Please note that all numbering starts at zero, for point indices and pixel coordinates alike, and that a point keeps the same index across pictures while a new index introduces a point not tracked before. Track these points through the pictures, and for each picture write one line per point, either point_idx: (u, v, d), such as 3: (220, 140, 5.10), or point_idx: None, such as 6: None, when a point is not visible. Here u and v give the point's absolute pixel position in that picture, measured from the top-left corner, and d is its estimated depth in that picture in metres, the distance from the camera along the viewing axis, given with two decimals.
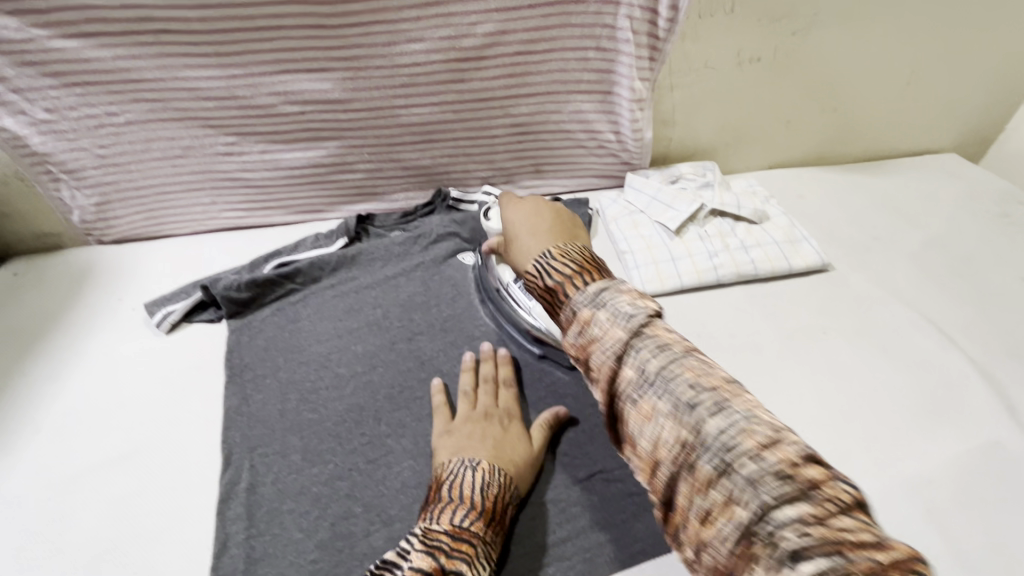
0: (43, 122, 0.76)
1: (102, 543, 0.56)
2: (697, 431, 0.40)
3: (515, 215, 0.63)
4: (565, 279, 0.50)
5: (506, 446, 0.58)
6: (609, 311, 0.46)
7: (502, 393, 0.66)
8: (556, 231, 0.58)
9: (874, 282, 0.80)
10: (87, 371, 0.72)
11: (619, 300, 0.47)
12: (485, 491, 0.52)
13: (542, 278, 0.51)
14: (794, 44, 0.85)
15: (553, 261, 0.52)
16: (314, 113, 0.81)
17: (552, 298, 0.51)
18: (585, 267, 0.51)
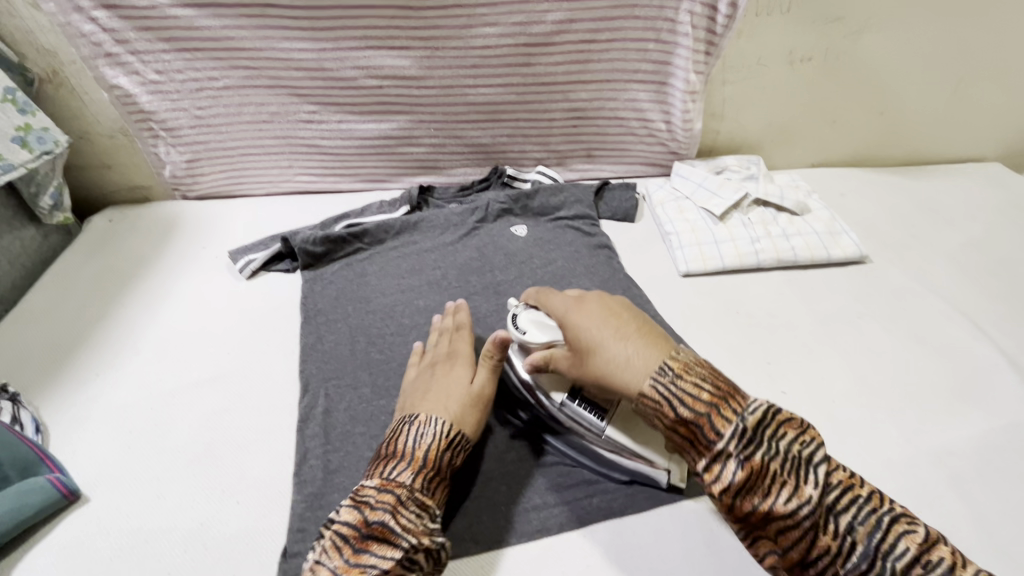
0: (153, 82, 0.85)
1: (194, 449, 0.63)
2: (887, 565, 0.42)
3: (586, 318, 0.56)
4: (705, 408, 0.48)
5: (450, 395, 0.61)
6: (765, 452, 0.45)
7: (455, 345, 0.67)
8: (656, 336, 0.54)
9: (910, 275, 0.83)
10: (179, 306, 0.80)
11: (772, 433, 0.46)
12: (417, 444, 0.55)
13: (673, 408, 0.48)
14: (845, 45, 0.89)
15: (680, 386, 0.49)
16: (390, 88, 0.88)
17: (689, 434, 0.48)
18: (720, 390, 0.49)
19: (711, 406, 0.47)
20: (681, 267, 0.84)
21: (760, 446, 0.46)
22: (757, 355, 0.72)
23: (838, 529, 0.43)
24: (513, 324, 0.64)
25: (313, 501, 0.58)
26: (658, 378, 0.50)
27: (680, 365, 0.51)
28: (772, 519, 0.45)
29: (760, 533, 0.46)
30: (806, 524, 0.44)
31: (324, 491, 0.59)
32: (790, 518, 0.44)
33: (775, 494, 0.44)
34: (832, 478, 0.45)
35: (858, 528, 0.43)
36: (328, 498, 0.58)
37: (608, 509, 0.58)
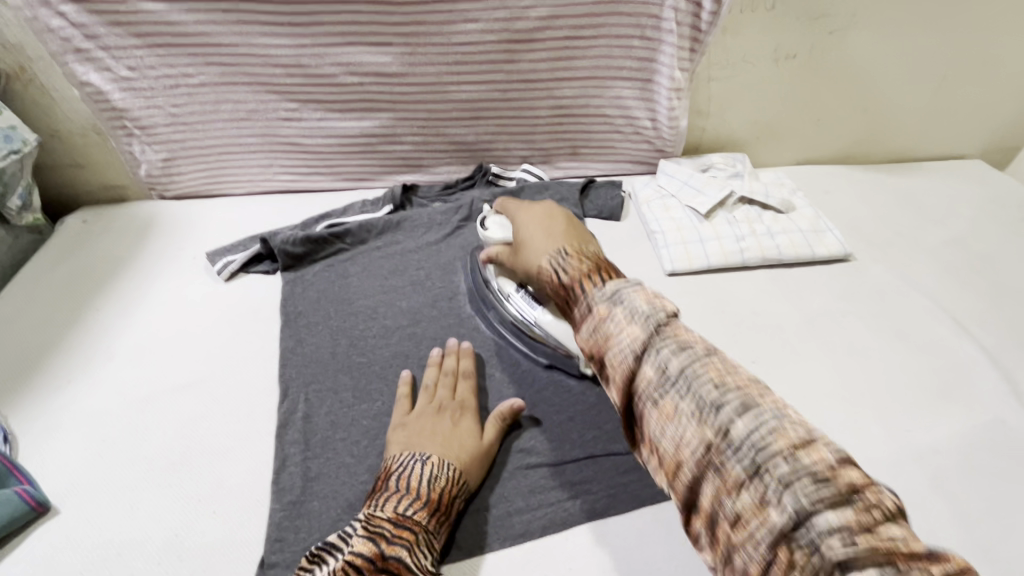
0: (125, 79, 0.82)
1: (170, 456, 0.61)
2: (701, 402, 0.38)
3: (528, 221, 0.60)
4: (579, 275, 0.48)
5: (457, 438, 0.59)
6: (614, 304, 0.44)
7: (459, 385, 0.66)
8: (571, 232, 0.55)
9: (893, 273, 0.83)
10: (154, 310, 0.78)
11: (627, 292, 0.45)
12: (432, 484, 0.54)
13: (557, 276, 0.50)
14: (830, 42, 0.89)
15: (571, 263, 0.50)
16: (371, 85, 0.86)
17: (566, 301, 0.49)
18: (599, 267, 0.49)
19: (585, 275, 0.48)
20: (666, 266, 0.83)
21: (614, 299, 0.44)
22: (742, 354, 0.72)
23: (663, 368, 0.40)
24: (479, 225, 0.75)
25: (292, 510, 0.56)
26: (552, 258, 0.52)
27: (579, 251, 0.52)
28: (607, 359, 0.44)
29: (606, 380, 0.45)
30: (631, 363, 0.42)
31: (303, 500, 0.57)
32: (619, 355, 0.42)
33: (613, 335, 0.43)
34: (671, 329, 0.42)
35: (676, 366, 0.40)
36: (307, 506, 0.57)
37: (592, 511, 0.57)
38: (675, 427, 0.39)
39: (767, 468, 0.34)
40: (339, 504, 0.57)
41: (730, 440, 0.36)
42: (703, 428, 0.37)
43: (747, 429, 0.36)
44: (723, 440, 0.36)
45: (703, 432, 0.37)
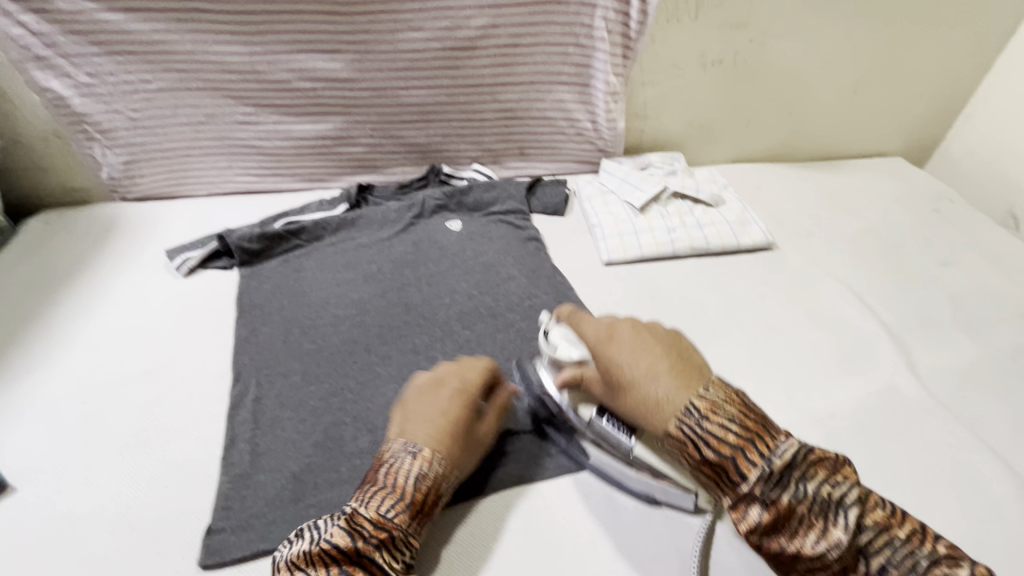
0: (85, 85, 0.86)
1: (125, 439, 0.65)
2: None
3: (621, 350, 0.56)
4: (731, 451, 0.49)
5: (456, 430, 0.58)
6: (792, 493, 0.47)
7: (472, 378, 0.63)
8: (681, 372, 0.54)
9: (810, 260, 0.90)
10: (114, 305, 0.82)
11: (802, 475, 0.47)
12: (418, 484, 0.53)
13: (699, 450, 0.50)
14: (751, 49, 0.97)
15: (705, 427, 0.50)
16: (325, 90, 0.91)
17: (719, 473, 0.50)
18: (747, 430, 0.50)
19: (737, 449, 0.49)
20: (603, 256, 0.89)
21: (789, 487, 0.47)
22: None
23: (870, 568, 0.45)
24: (546, 339, 0.67)
25: (239, 482, 0.60)
26: (684, 420, 0.51)
27: (707, 404, 0.51)
28: (798, 555, 0.47)
29: (795, 566, 0.49)
30: (836, 564, 0.46)
31: (250, 472, 0.61)
32: (817, 556, 0.46)
33: (805, 537, 0.46)
34: (866, 516, 0.46)
35: (891, 571, 0.44)
36: (254, 478, 0.61)
37: (519, 478, 0.63)
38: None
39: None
40: (284, 476, 0.61)
41: None
42: None
43: None
44: None
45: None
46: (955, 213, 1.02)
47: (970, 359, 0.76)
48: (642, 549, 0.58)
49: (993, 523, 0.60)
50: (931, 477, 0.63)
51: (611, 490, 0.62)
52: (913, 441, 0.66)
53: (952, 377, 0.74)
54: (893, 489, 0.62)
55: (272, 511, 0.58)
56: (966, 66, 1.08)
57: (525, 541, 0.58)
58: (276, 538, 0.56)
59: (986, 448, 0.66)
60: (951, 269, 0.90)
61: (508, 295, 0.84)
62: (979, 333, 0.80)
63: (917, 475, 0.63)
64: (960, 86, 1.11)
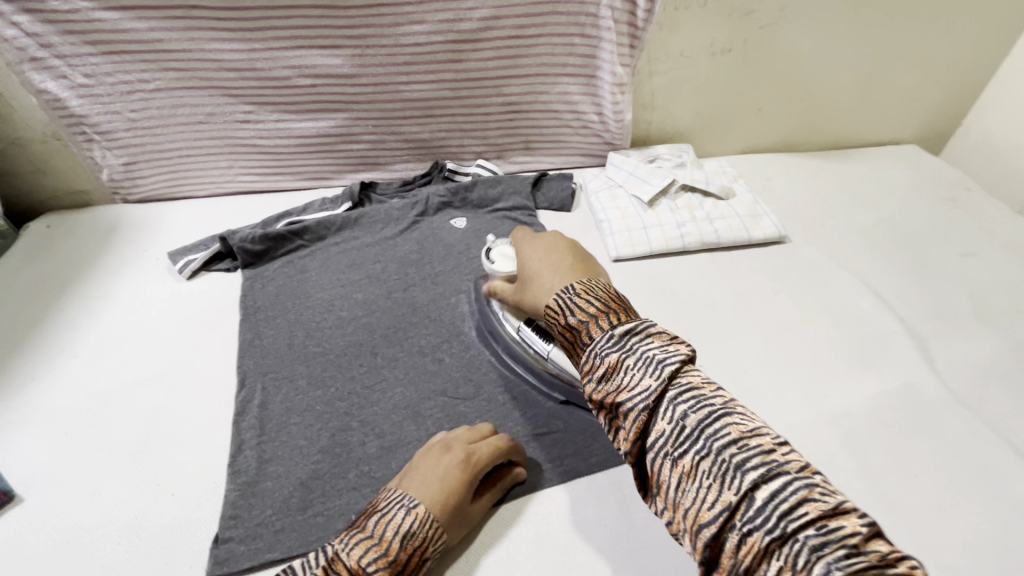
0: (82, 86, 0.85)
1: (131, 445, 0.64)
2: (711, 448, 0.42)
3: (536, 252, 0.63)
4: (589, 317, 0.52)
5: (455, 492, 0.54)
6: (626, 349, 0.48)
7: (483, 451, 0.58)
8: (575, 267, 0.59)
9: (823, 252, 0.88)
10: (117, 309, 0.81)
11: (642, 340, 0.49)
12: (406, 541, 0.50)
13: (565, 316, 0.53)
14: (761, 37, 0.94)
15: (579, 300, 0.53)
16: (325, 87, 0.90)
17: (577, 341, 0.53)
18: (607, 306, 0.52)
19: (592, 316, 0.51)
20: (612, 252, 0.87)
21: (625, 346, 0.48)
22: (679, 332, 0.76)
23: (673, 415, 0.44)
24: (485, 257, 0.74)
25: (246, 490, 0.60)
26: (562, 295, 0.55)
27: (587, 289, 0.55)
28: (619, 403, 0.47)
29: (618, 426, 0.48)
30: (645, 413, 0.45)
31: (257, 480, 0.61)
32: (631, 404, 0.46)
33: (624, 383, 0.47)
34: (683, 377, 0.46)
35: (693, 421, 0.44)
36: (261, 486, 0.60)
37: (531, 485, 0.62)
38: (693, 485, 0.42)
39: (787, 526, 0.37)
40: (291, 483, 0.60)
41: (744, 492, 0.39)
42: (712, 472, 0.41)
43: (746, 466, 0.40)
44: (728, 482, 0.40)
45: (720, 489, 0.40)
46: (971, 201, 0.99)
47: (992, 353, 0.74)
48: (659, 557, 0.57)
49: (1017, 522, 0.58)
50: (952, 477, 0.61)
51: (623, 493, 0.61)
52: (933, 439, 0.65)
53: (972, 371, 0.72)
54: (912, 489, 0.60)
55: (280, 518, 0.58)
56: (986, 48, 1.04)
57: (539, 552, 0.56)
58: (285, 547, 0.55)
59: (1008, 445, 0.64)
60: (968, 259, 0.87)
61: None
62: (999, 326, 0.78)
63: (936, 474, 0.62)
64: (979, 70, 1.08)
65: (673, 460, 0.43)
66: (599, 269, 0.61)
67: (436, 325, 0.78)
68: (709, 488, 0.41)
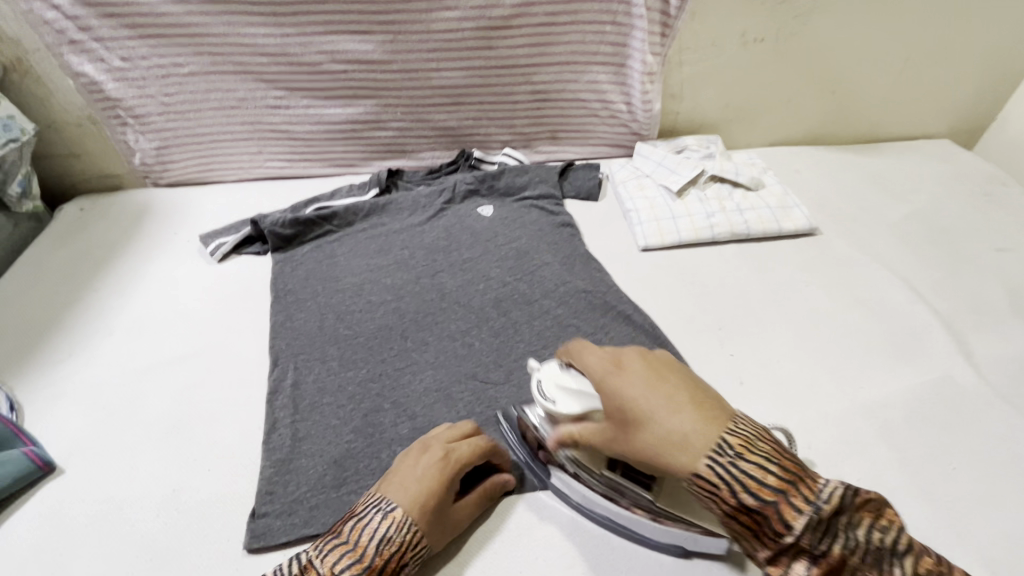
0: (118, 69, 0.86)
1: (166, 422, 0.65)
2: None
3: (635, 383, 0.47)
4: (773, 495, 0.41)
5: (436, 494, 0.51)
6: (841, 541, 0.40)
7: (464, 450, 0.55)
8: (706, 407, 0.45)
9: (855, 245, 0.87)
10: (149, 290, 0.82)
11: (851, 520, 0.41)
12: (381, 547, 0.48)
13: (735, 492, 0.42)
14: (795, 26, 0.93)
15: (742, 467, 0.42)
16: (356, 73, 0.90)
17: (754, 523, 0.42)
18: (786, 472, 0.42)
19: (779, 493, 0.41)
20: (640, 242, 0.87)
21: (840, 537, 0.40)
22: (709, 322, 0.76)
23: None
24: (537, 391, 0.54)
25: (281, 466, 0.60)
26: (717, 459, 0.42)
27: (740, 440, 0.43)
28: None
29: None
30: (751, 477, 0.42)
31: (292, 457, 0.61)
32: None
33: None
34: (909, 560, 0.40)
35: None
36: (295, 463, 0.61)
37: None
38: None
39: None
40: (325, 461, 0.61)
41: None
42: None
43: None
44: None
45: None
46: (1007, 197, 0.97)
47: None
48: None
49: None
50: (992, 471, 0.60)
51: None
52: (972, 432, 0.64)
53: (1010, 366, 0.71)
54: (951, 482, 0.59)
55: (315, 495, 0.58)
56: None
57: (570, 535, 0.56)
58: (320, 523, 0.56)
59: None
60: (1006, 254, 0.86)
61: (542, 281, 0.82)
62: None
63: (975, 468, 0.61)
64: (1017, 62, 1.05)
65: None
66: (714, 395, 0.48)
67: (465, 312, 0.78)
68: None
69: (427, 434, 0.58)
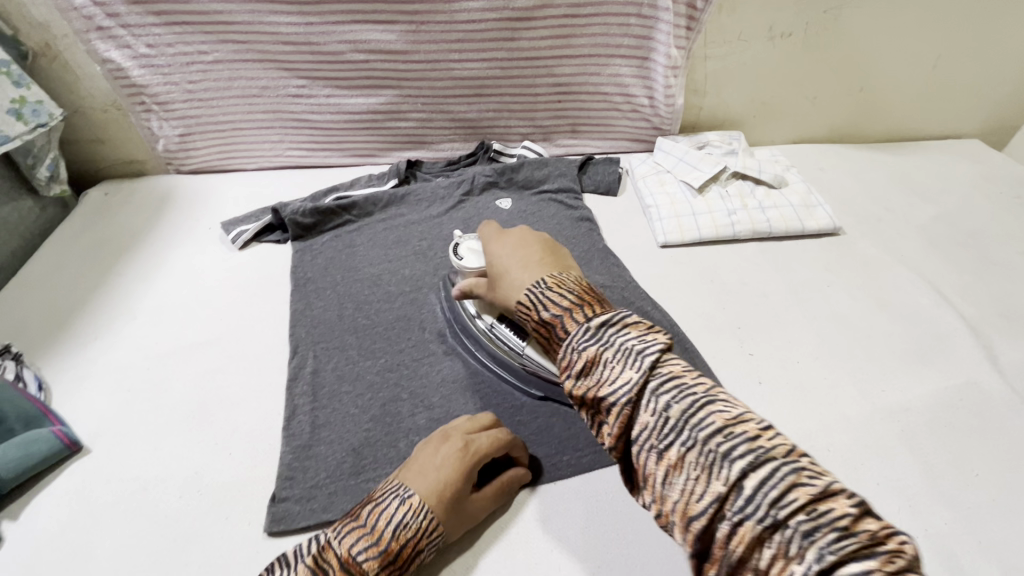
0: (144, 56, 0.87)
1: (188, 405, 0.66)
2: (697, 439, 0.39)
3: (503, 249, 0.60)
4: (562, 310, 0.49)
5: (453, 484, 0.52)
6: (603, 342, 0.45)
7: (483, 443, 0.55)
8: (545, 260, 0.57)
9: (879, 246, 0.86)
10: (172, 275, 0.83)
11: (615, 329, 0.46)
12: (398, 532, 0.48)
13: (537, 311, 0.51)
14: (824, 21, 0.91)
15: (547, 294, 0.51)
16: (378, 63, 0.90)
17: (548, 333, 0.50)
18: (581, 297, 0.50)
19: (565, 309, 0.49)
20: (659, 238, 0.86)
21: (602, 338, 0.45)
22: (728, 320, 0.75)
23: (658, 407, 0.41)
24: (456, 256, 0.70)
25: (301, 453, 0.61)
26: (533, 289, 0.53)
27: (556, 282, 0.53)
28: (601, 400, 0.44)
29: (601, 422, 0.45)
30: (627, 407, 0.42)
31: (311, 444, 0.62)
32: (613, 397, 0.43)
33: (604, 377, 0.44)
34: (662, 366, 0.43)
35: (679, 412, 0.40)
36: (315, 450, 0.61)
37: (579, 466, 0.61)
38: (680, 477, 0.39)
39: (775, 515, 0.34)
40: (344, 449, 0.62)
41: (733, 483, 0.36)
42: (699, 464, 0.38)
43: (734, 455, 0.37)
44: (717, 474, 0.37)
45: (711, 483, 0.37)
46: None
47: None
48: None
49: None
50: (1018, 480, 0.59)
51: None
52: (997, 440, 0.62)
53: None
54: (975, 489, 0.59)
55: (333, 482, 0.59)
56: None
57: (587, 526, 0.57)
58: (338, 509, 0.57)
59: None
60: None
61: None
62: None
63: (1000, 475, 0.60)
64: None
65: (660, 452, 0.40)
66: (569, 260, 0.60)
67: None
68: (692, 479, 0.38)
69: (446, 426, 0.58)
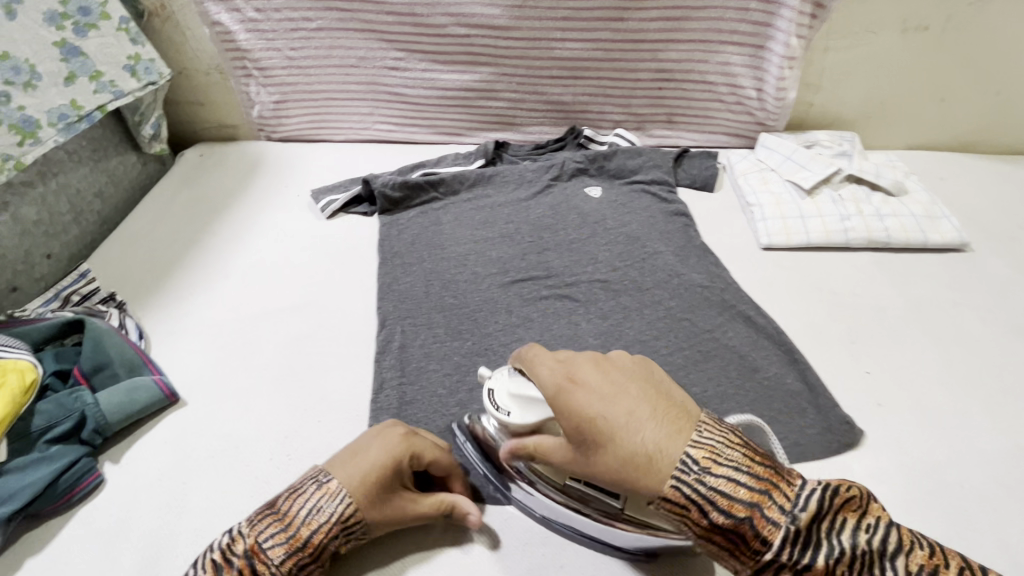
0: (252, 20, 0.88)
1: (278, 369, 0.66)
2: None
3: (590, 397, 0.43)
4: (747, 507, 0.38)
5: (381, 472, 0.47)
6: (824, 550, 0.37)
7: (422, 444, 0.51)
8: (665, 411, 0.42)
9: (1014, 266, 0.78)
10: (261, 239, 0.84)
11: (826, 522, 0.38)
12: (310, 517, 0.44)
13: (707, 512, 0.39)
14: (968, 15, 0.82)
15: (710, 484, 0.39)
16: (478, 38, 0.88)
17: (730, 541, 0.39)
18: (759, 480, 0.39)
19: (754, 509, 0.38)
20: (762, 240, 0.81)
21: (818, 544, 0.37)
22: (841, 333, 0.69)
23: None
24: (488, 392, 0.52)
25: None
26: (684, 476, 0.39)
27: (706, 452, 0.40)
28: None
29: None
30: None
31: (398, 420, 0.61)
32: None
33: None
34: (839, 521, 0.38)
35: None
36: None
37: None
38: None
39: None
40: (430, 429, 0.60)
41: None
42: None
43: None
44: None
45: None
46: None
47: None
48: None
49: None
50: None
51: None
52: None
53: None
54: None
55: None
56: None
57: None
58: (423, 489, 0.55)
59: None
60: None
61: (655, 270, 0.77)
62: None
63: None
64: None
65: None
66: (678, 393, 0.45)
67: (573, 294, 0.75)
68: None
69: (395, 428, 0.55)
